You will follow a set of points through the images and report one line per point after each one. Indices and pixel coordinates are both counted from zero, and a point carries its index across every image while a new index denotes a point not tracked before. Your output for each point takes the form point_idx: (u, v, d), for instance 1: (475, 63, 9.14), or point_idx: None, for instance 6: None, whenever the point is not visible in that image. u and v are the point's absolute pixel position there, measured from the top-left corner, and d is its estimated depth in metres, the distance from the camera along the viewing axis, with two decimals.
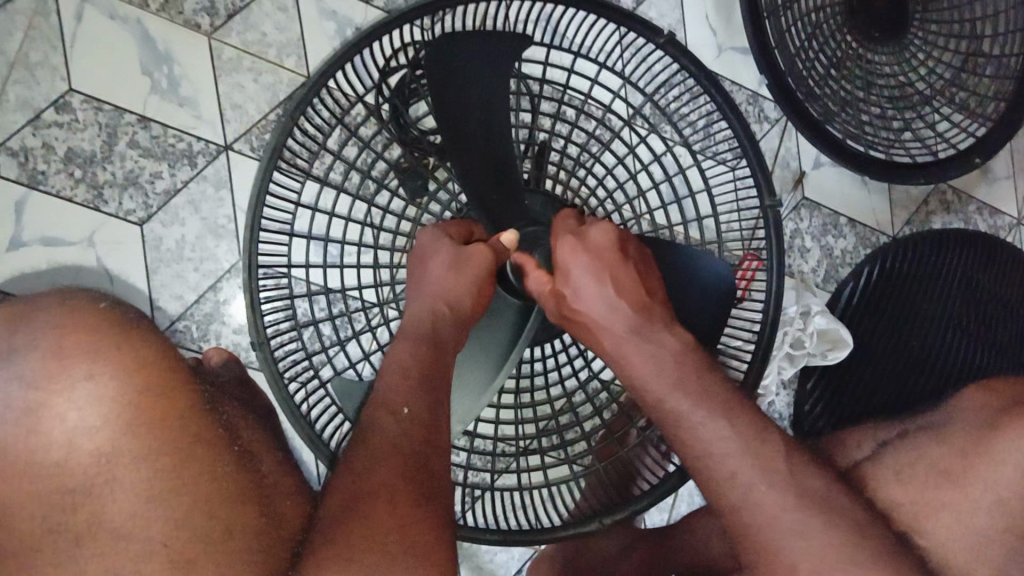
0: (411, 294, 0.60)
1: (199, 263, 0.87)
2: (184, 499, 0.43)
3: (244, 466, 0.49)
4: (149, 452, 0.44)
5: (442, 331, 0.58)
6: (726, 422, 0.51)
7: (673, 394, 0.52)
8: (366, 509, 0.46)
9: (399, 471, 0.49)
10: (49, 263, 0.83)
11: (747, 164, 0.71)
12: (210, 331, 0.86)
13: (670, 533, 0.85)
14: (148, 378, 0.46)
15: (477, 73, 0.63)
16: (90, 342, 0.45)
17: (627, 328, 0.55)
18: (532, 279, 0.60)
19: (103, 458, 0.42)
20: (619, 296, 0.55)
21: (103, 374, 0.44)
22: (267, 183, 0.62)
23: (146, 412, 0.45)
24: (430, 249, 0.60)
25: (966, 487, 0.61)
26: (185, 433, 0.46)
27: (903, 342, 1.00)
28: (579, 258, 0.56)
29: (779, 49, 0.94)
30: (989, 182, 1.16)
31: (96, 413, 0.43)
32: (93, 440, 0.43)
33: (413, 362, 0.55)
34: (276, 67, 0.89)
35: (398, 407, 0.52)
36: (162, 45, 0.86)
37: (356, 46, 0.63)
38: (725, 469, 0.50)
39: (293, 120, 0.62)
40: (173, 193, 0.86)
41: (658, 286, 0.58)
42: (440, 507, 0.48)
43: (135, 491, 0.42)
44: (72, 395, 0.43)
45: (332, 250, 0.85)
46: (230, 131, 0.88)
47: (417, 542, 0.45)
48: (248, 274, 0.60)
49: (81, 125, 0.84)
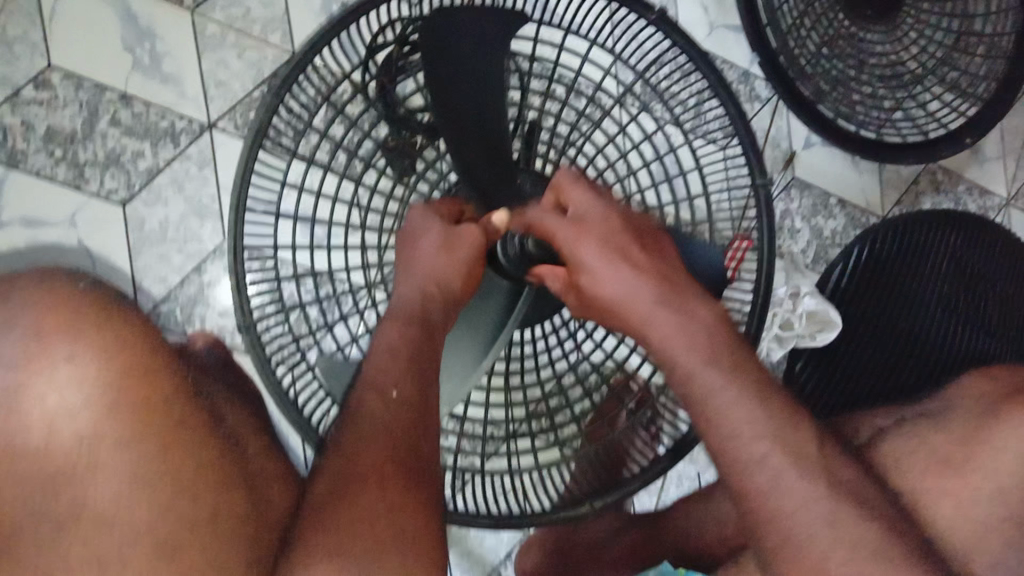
0: (400, 276, 0.59)
1: (183, 244, 0.85)
2: (168, 485, 0.43)
3: (230, 449, 0.49)
4: (132, 436, 0.43)
5: (432, 312, 0.57)
6: (722, 398, 0.50)
7: (670, 372, 0.52)
8: (356, 493, 0.46)
9: (389, 452, 0.48)
10: (30, 243, 0.81)
11: (740, 143, 0.70)
12: (196, 313, 0.85)
13: (660, 515, 0.84)
14: (124, 363, 0.45)
15: (468, 48, 0.62)
16: (69, 324, 0.45)
17: (653, 298, 0.53)
18: (548, 276, 0.59)
19: (83, 444, 0.42)
20: (636, 274, 0.54)
21: (82, 356, 0.44)
22: (253, 162, 0.60)
23: (128, 394, 0.45)
24: (422, 229, 0.59)
25: (962, 476, 0.61)
26: (169, 415, 0.46)
27: (891, 325, 1.00)
28: (589, 246, 0.54)
29: (771, 28, 0.99)
30: (979, 162, 1.16)
31: (79, 394, 0.43)
32: (73, 424, 0.42)
33: (403, 344, 0.54)
34: (261, 44, 0.88)
35: (387, 388, 0.51)
36: (143, 20, 0.85)
37: (343, 23, 0.62)
38: (729, 449, 0.50)
39: (279, 99, 0.61)
40: (156, 172, 0.85)
41: (673, 255, 0.57)
42: (430, 490, 0.48)
43: (119, 478, 0.42)
44: (51, 377, 0.43)
45: (320, 231, 0.84)
46: (214, 109, 0.86)
47: (410, 530, 0.45)
48: (234, 258, 0.59)
49: (61, 102, 0.82)
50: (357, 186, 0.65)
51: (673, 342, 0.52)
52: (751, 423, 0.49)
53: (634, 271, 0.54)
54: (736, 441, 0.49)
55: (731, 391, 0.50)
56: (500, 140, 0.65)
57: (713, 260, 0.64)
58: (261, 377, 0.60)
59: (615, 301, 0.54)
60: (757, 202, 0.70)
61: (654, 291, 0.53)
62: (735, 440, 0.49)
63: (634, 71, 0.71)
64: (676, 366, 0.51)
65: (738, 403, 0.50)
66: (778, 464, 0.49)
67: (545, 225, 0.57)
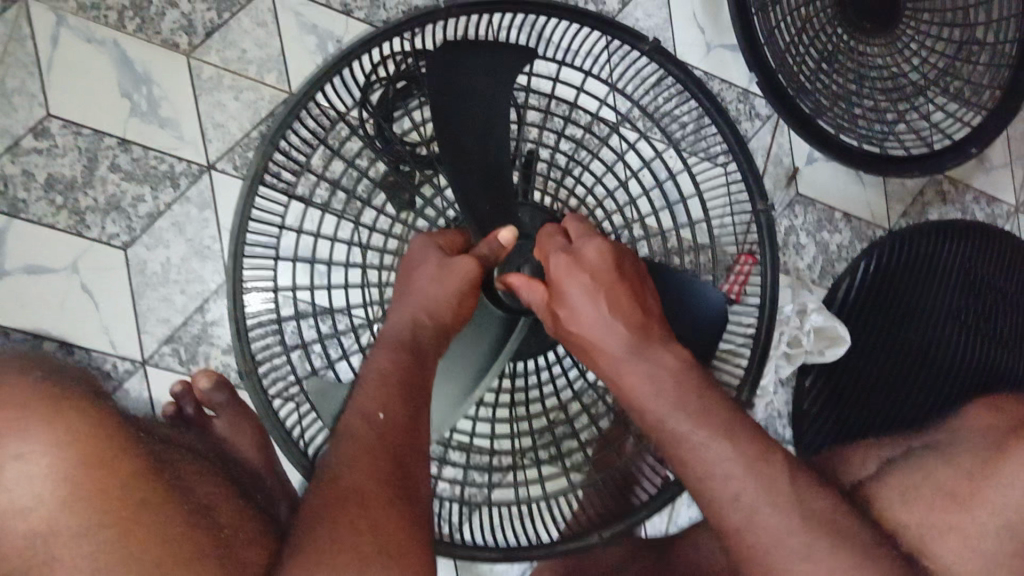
0: (395, 300, 0.59)
1: (185, 285, 0.86)
2: (130, 561, 0.39)
3: (203, 516, 0.44)
4: (90, 525, 0.40)
5: (424, 341, 0.57)
6: (720, 441, 0.49)
7: (668, 403, 0.51)
8: (335, 514, 0.44)
9: (373, 473, 0.47)
10: (33, 291, 0.82)
11: (738, 166, 0.70)
12: (200, 353, 0.86)
13: (672, 545, 0.83)
14: (86, 452, 0.43)
15: (472, 86, 0.61)
16: (16, 418, 0.43)
17: (622, 349, 0.52)
18: (524, 291, 0.57)
19: (36, 539, 0.40)
20: (614, 316, 0.53)
21: (37, 452, 0.42)
22: (250, 205, 0.60)
23: (84, 485, 0.42)
24: (417, 257, 0.59)
25: (978, 515, 0.60)
26: (129, 498, 0.42)
27: (901, 339, 0.99)
28: (573, 280, 0.54)
29: (768, 46, 0.96)
30: (985, 171, 1.14)
31: (30, 492, 0.41)
32: (26, 521, 0.41)
33: (393, 370, 0.53)
34: (257, 84, 0.88)
35: (373, 412, 0.50)
36: (140, 66, 0.85)
37: (335, 65, 0.62)
38: (735, 489, 0.49)
39: (274, 143, 0.61)
40: (156, 216, 0.85)
41: (654, 301, 0.56)
42: (415, 505, 0.47)
43: (80, 568, 0.39)
44: (3, 479, 0.41)
45: (322, 270, 0.84)
46: (212, 151, 0.87)
47: (392, 542, 0.43)
48: (233, 301, 0.58)
49: (61, 150, 0.83)
50: (355, 225, 0.64)
51: (673, 385, 0.51)
52: (753, 462, 0.49)
53: (615, 312, 0.53)
54: (736, 481, 0.49)
55: (738, 432, 0.50)
56: (498, 173, 0.64)
57: (712, 302, 0.63)
58: (263, 421, 0.59)
59: (594, 343, 0.53)
60: (757, 226, 0.69)
61: (641, 334, 0.53)
62: (730, 481, 0.49)
63: (629, 98, 0.71)
64: (660, 411, 0.51)
65: (741, 442, 0.49)
66: (783, 505, 0.48)
67: (546, 251, 0.57)
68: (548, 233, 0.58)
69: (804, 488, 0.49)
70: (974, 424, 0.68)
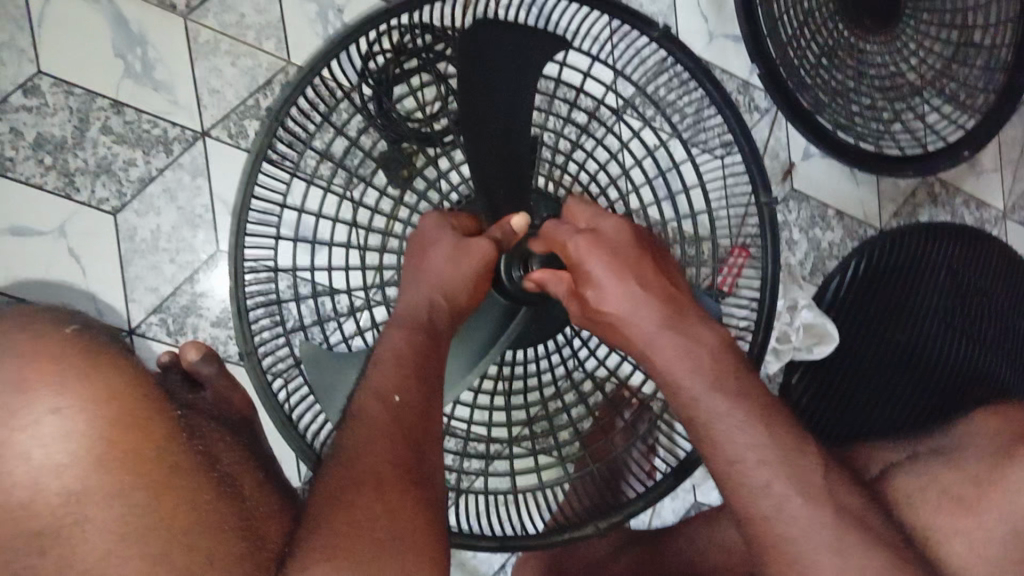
0: (406, 282, 0.58)
1: (175, 254, 0.84)
2: (160, 532, 0.38)
3: (225, 488, 0.44)
4: (122, 488, 0.39)
5: (438, 322, 0.56)
6: (736, 415, 0.50)
7: (687, 384, 0.51)
8: (351, 497, 0.44)
9: (389, 456, 0.46)
10: (19, 253, 0.79)
11: (743, 159, 0.69)
12: (187, 324, 0.84)
13: (663, 534, 0.84)
14: (119, 408, 0.42)
15: (492, 67, 0.60)
16: (53, 366, 0.41)
17: (655, 325, 0.52)
18: (552, 283, 0.57)
19: (70, 498, 0.38)
20: (642, 293, 0.52)
21: (71, 409, 0.40)
22: (256, 177, 0.59)
23: (116, 445, 0.40)
24: (433, 237, 0.58)
25: (973, 514, 0.62)
26: (163, 462, 0.41)
27: (890, 338, 1.00)
28: (598, 256, 0.53)
29: (772, 37, 0.94)
30: (977, 175, 1.16)
31: (66, 449, 0.39)
32: (60, 480, 0.38)
33: (408, 350, 0.52)
34: (256, 50, 0.87)
35: (390, 394, 0.50)
36: (135, 26, 0.83)
37: (344, 41, 0.60)
38: (748, 480, 0.49)
39: (279, 115, 0.60)
40: (148, 181, 0.84)
41: (678, 276, 0.56)
42: (431, 488, 0.46)
43: (111, 531, 0.37)
44: (34, 432, 0.39)
45: (321, 250, 0.83)
46: (207, 117, 0.85)
47: (409, 527, 0.43)
48: (234, 277, 0.57)
49: (51, 109, 0.81)
50: (357, 204, 0.63)
51: (679, 367, 0.51)
52: (768, 454, 0.49)
53: (641, 289, 0.53)
54: (751, 467, 0.48)
55: (750, 417, 0.50)
56: (513, 156, 0.63)
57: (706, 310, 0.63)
58: (261, 402, 0.58)
59: (623, 319, 0.52)
60: (760, 219, 0.70)
61: (670, 310, 0.53)
62: (746, 465, 0.49)
63: (637, 86, 0.70)
64: (699, 389, 0.50)
65: (754, 429, 0.50)
66: (792, 497, 0.49)
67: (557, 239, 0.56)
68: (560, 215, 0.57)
69: (815, 481, 0.50)
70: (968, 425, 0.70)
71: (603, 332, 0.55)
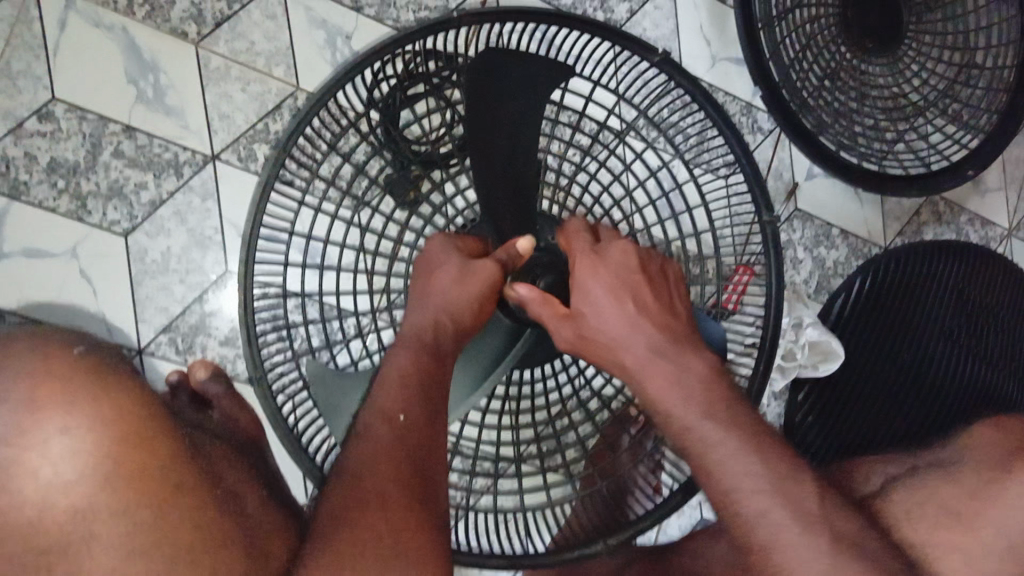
0: (413, 304, 0.59)
1: (184, 275, 0.86)
2: (165, 551, 0.39)
3: (229, 506, 0.44)
4: (128, 506, 0.39)
5: (443, 342, 0.57)
6: (730, 442, 0.49)
7: (692, 405, 0.51)
8: (354, 517, 0.44)
9: (394, 476, 0.47)
10: (32, 275, 0.81)
11: (745, 179, 0.70)
12: (196, 343, 0.85)
13: (669, 552, 0.84)
14: (127, 426, 0.42)
15: (495, 92, 0.61)
16: (64, 387, 0.42)
17: (646, 350, 0.53)
18: (534, 303, 0.57)
19: (77, 516, 0.38)
20: (638, 315, 0.54)
21: (81, 428, 0.40)
22: (264, 202, 0.60)
23: (123, 465, 0.41)
24: (439, 259, 0.59)
25: (978, 535, 0.62)
26: (168, 481, 0.42)
27: (897, 355, 0.99)
28: (598, 277, 0.55)
29: (773, 60, 0.93)
30: (982, 194, 1.16)
31: (73, 466, 0.39)
32: (68, 497, 0.38)
33: (414, 370, 0.53)
34: (265, 76, 0.89)
35: (394, 414, 0.50)
36: (147, 53, 0.85)
37: (351, 70, 0.61)
38: (746, 506, 0.50)
39: (287, 141, 0.61)
40: (158, 204, 0.85)
41: (682, 303, 0.57)
42: (433, 507, 0.47)
43: (116, 550, 0.38)
44: (46, 450, 0.39)
45: (330, 273, 0.84)
46: (217, 141, 0.87)
47: (409, 546, 0.43)
48: (244, 300, 0.58)
49: (65, 134, 0.82)
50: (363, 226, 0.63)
51: (680, 395, 0.51)
52: None
53: (638, 312, 0.54)
54: (750, 491, 0.49)
55: (748, 442, 0.50)
56: (516, 177, 0.64)
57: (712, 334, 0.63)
58: (270, 422, 0.58)
59: (616, 341, 0.54)
60: (762, 237, 0.70)
61: (665, 335, 0.54)
62: (742, 491, 0.50)
63: (639, 108, 0.71)
64: (688, 415, 0.50)
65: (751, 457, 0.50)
66: None
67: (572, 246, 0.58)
68: (579, 223, 0.60)
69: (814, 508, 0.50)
70: (972, 446, 0.70)
71: (595, 357, 0.56)
